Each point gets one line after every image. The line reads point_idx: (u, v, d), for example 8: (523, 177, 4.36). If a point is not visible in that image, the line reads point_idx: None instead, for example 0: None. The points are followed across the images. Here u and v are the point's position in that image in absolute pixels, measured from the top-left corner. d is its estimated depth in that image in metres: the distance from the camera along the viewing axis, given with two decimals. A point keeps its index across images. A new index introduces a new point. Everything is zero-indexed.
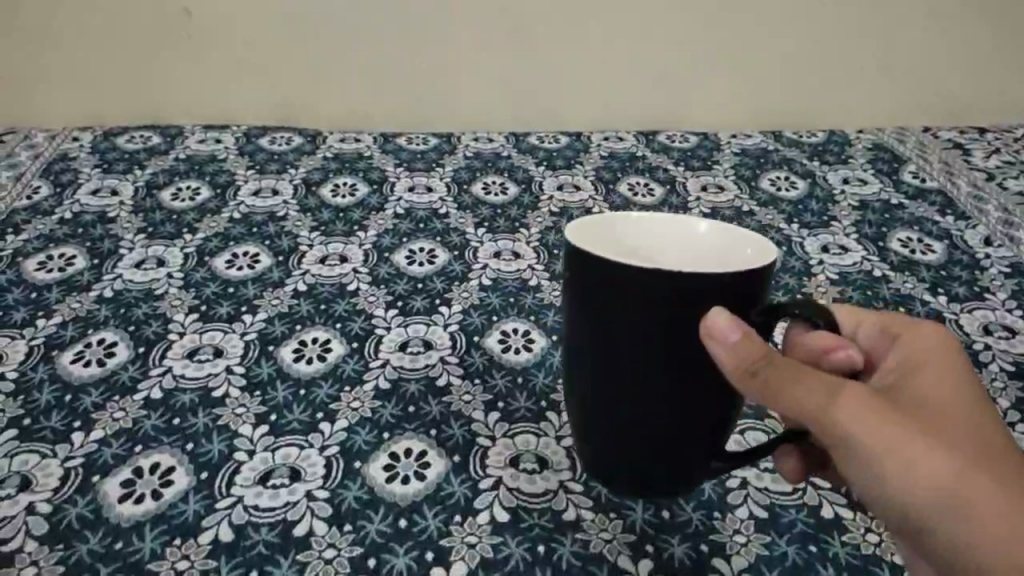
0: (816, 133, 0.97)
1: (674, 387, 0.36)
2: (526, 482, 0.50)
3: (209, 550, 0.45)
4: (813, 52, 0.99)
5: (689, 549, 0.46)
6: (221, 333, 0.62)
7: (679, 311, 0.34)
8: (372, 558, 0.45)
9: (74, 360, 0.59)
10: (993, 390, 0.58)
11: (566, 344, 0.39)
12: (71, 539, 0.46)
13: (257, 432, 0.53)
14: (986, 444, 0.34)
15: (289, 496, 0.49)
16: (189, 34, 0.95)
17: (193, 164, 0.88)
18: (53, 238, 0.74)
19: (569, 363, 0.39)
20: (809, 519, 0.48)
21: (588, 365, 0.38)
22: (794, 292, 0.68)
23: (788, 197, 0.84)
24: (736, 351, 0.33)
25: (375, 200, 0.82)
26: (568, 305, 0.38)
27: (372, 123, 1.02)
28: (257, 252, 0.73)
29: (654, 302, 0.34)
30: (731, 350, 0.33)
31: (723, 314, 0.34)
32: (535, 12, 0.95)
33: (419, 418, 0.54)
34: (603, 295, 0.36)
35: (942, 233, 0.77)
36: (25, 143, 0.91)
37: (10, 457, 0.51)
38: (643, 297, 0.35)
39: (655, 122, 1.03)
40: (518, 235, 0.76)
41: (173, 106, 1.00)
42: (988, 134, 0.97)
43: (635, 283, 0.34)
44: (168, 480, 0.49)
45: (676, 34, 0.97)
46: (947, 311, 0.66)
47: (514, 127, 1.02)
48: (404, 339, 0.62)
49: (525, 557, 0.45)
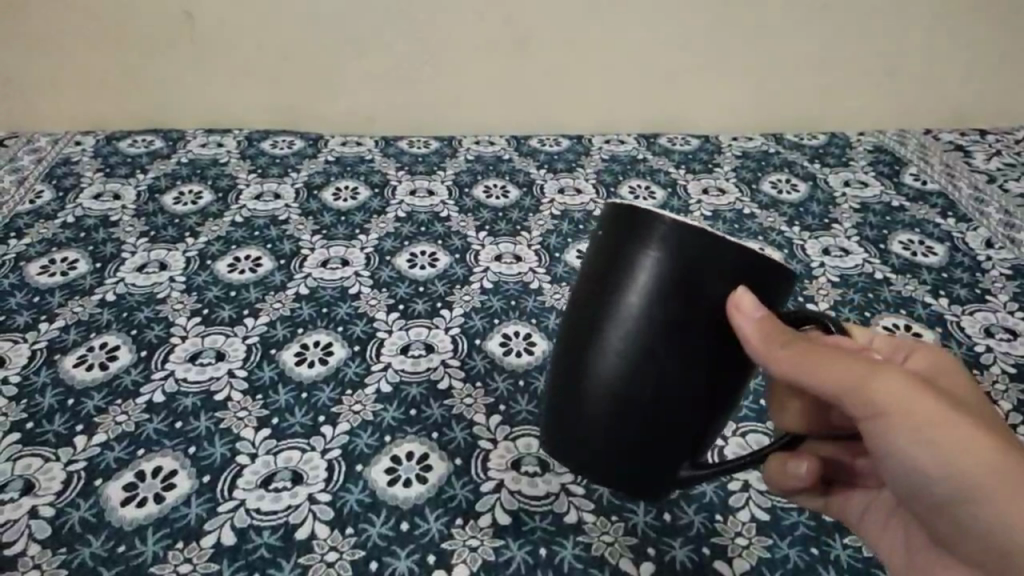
0: (817, 135, 0.98)
1: (682, 371, 0.36)
2: (529, 485, 0.50)
3: (211, 553, 0.45)
4: (813, 56, 1.00)
5: (690, 552, 0.46)
6: (223, 336, 0.62)
7: (706, 287, 0.35)
8: (375, 561, 0.45)
9: (76, 363, 0.59)
10: (994, 392, 0.58)
11: (577, 317, 0.39)
12: (75, 542, 0.46)
13: (259, 435, 0.53)
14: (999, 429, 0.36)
15: (292, 499, 0.49)
16: (193, 39, 0.96)
17: (195, 168, 0.88)
18: (56, 242, 0.74)
19: (575, 337, 0.39)
20: (812, 521, 0.48)
21: (599, 339, 0.37)
22: (795, 296, 0.68)
23: (789, 200, 0.84)
24: (761, 329, 0.34)
25: (377, 203, 0.82)
26: (589, 276, 0.38)
27: (374, 127, 1.02)
28: (260, 255, 0.73)
29: (686, 274, 0.35)
30: (757, 328, 0.34)
31: (746, 294, 0.35)
32: (537, 18, 0.95)
33: (422, 421, 0.54)
34: (634, 263, 0.36)
35: (943, 235, 0.78)
36: (27, 147, 0.91)
37: (14, 460, 0.51)
38: (678, 264, 0.35)
39: (657, 125, 1.04)
40: (520, 238, 0.76)
41: (175, 110, 1.01)
42: (989, 135, 0.97)
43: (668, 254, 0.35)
44: (171, 482, 0.50)
45: (677, 38, 0.97)
46: (949, 313, 0.66)
47: (515, 130, 1.03)
48: (406, 343, 0.62)
49: (527, 559, 0.45)
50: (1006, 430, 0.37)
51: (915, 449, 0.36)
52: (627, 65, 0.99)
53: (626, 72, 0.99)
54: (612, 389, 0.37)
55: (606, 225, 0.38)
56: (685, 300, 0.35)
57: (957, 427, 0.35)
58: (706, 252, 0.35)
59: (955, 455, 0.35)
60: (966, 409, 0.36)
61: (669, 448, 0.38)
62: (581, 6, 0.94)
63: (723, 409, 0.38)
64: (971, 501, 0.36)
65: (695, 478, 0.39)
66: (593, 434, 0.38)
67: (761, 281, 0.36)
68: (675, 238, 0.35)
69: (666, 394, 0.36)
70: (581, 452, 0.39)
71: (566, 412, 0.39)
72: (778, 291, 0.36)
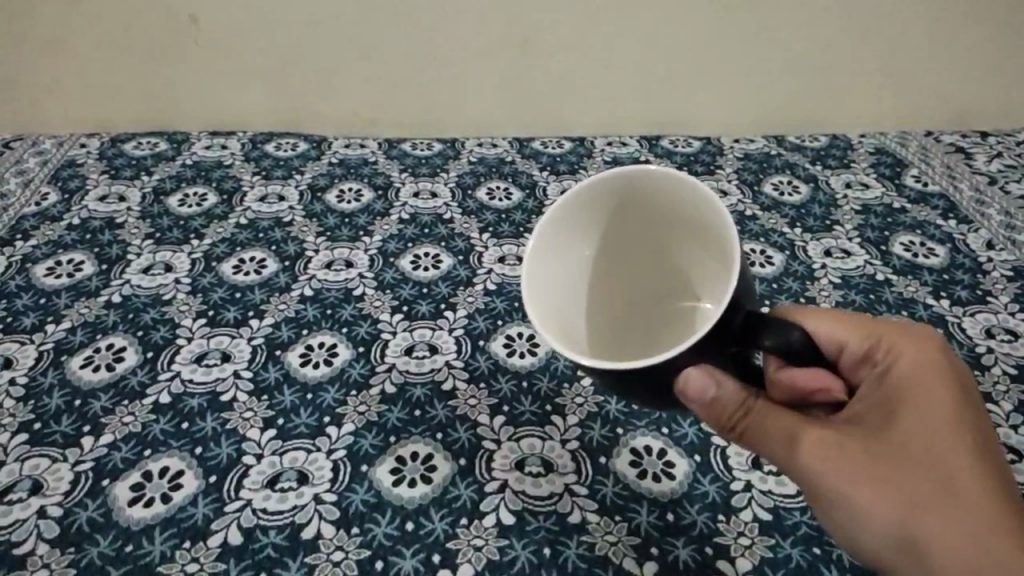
0: (818, 137, 0.98)
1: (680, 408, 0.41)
2: (532, 485, 0.50)
3: (219, 552, 0.46)
4: (813, 59, 1.00)
5: (694, 551, 0.46)
6: (228, 338, 0.63)
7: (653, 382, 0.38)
8: (380, 560, 0.46)
9: (84, 365, 0.60)
10: (996, 393, 0.58)
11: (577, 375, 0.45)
12: (82, 542, 0.46)
13: (265, 435, 0.54)
14: (941, 467, 0.37)
15: (297, 499, 0.49)
16: (197, 42, 0.96)
17: (199, 169, 0.89)
18: (61, 244, 0.75)
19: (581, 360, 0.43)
20: (815, 521, 0.48)
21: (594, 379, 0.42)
22: (797, 298, 0.68)
23: (792, 202, 0.84)
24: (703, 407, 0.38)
25: (380, 205, 0.82)
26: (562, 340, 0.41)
27: (377, 128, 1.03)
28: (265, 257, 0.73)
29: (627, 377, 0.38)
30: (704, 407, 0.38)
31: (694, 378, 0.37)
32: (540, 21, 0.95)
33: (426, 421, 0.55)
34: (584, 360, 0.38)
35: (945, 237, 0.78)
36: (33, 149, 0.92)
37: (21, 461, 0.52)
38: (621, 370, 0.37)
39: (658, 127, 1.05)
40: (523, 240, 0.77)
41: (181, 111, 1.02)
42: (990, 137, 0.97)
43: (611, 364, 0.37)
44: (178, 482, 0.50)
45: (678, 37, 0.97)
46: (950, 315, 0.67)
47: (517, 130, 1.04)
48: (410, 344, 0.62)
49: (532, 559, 0.46)
50: (948, 448, 0.37)
51: (851, 513, 0.38)
52: (629, 67, 0.99)
53: (628, 74, 1.00)
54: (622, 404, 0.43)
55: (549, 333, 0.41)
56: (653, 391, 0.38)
57: (877, 481, 0.37)
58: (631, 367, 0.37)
59: (880, 513, 0.37)
60: (902, 459, 0.37)
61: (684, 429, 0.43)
62: (583, 10, 0.94)
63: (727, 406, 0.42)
64: (914, 555, 0.37)
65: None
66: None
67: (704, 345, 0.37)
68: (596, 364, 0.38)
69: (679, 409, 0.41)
70: None
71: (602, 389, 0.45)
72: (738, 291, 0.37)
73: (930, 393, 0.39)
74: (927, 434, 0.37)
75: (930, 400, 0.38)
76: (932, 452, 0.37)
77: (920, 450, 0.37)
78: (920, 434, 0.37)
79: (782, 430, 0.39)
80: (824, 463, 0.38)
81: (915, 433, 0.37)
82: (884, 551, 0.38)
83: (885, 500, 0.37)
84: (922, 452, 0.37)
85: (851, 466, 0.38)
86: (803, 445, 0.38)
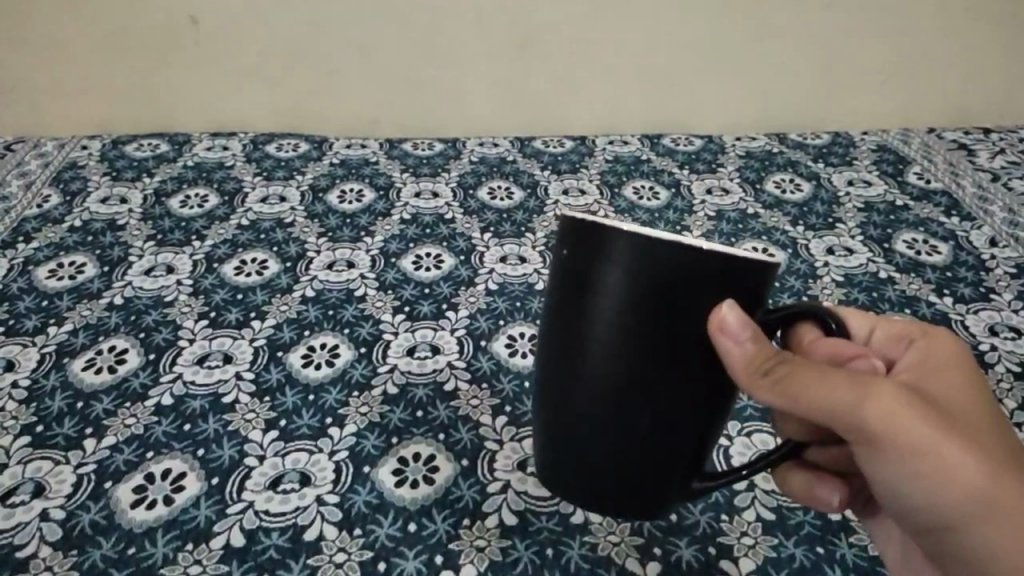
0: (821, 135, 0.98)
1: (682, 394, 0.35)
2: (534, 486, 0.50)
3: (222, 555, 0.45)
4: (814, 56, 1.00)
5: (697, 551, 0.46)
6: (230, 339, 0.63)
7: (687, 299, 0.33)
8: (383, 561, 0.45)
9: (86, 367, 0.60)
10: (999, 391, 0.58)
11: (547, 334, 0.38)
12: (85, 545, 0.46)
13: (267, 436, 0.54)
14: (997, 434, 0.36)
15: (300, 501, 0.49)
16: (198, 44, 0.96)
17: (200, 171, 0.89)
18: (63, 246, 0.75)
19: (553, 338, 0.37)
20: (818, 521, 0.48)
21: (577, 336, 0.35)
22: (800, 295, 0.68)
23: (794, 200, 0.84)
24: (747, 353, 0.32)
25: (381, 205, 0.82)
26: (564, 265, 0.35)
27: (379, 128, 1.03)
28: (266, 258, 0.73)
29: (662, 280, 0.32)
30: (741, 351, 0.32)
31: (732, 314, 0.32)
32: (540, 20, 0.95)
33: (428, 422, 0.55)
34: (605, 257, 0.33)
35: (947, 234, 0.78)
36: (36, 151, 0.92)
37: (24, 463, 0.51)
38: (650, 266, 0.32)
39: (659, 127, 1.05)
40: (524, 240, 0.77)
41: (182, 113, 1.02)
42: (993, 134, 0.97)
43: (640, 257, 0.32)
44: (181, 485, 0.50)
45: (680, 35, 0.97)
46: (954, 312, 0.66)
47: (518, 129, 1.04)
48: (412, 344, 0.62)
49: (533, 559, 0.45)
50: (998, 417, 0.36)
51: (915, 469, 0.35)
52: (630, 65, 0.99)
53: (628, 73, 1.00)
54: (593, 399, 0.36)
55: (563, 251, 0.36)
56: (667, 324, 0.33)
57: (950, 440, 0.35)
58: (688, 252, 0.32)
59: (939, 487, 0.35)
60: (966, 423, 0.36)
61: (654, 463, 0.36)
62: (584, 8, 0.94)
63: (709, 431, 0.37)
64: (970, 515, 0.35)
65: (708, 487, 0.38)
66: (593, 457, 0.37)
67: (756, 277, 0.33)
68: (646, 239, 0.32)
69: (664, 414, 0.35)
70: (575, 463, 0.38)
71: (552, 405, 0.38)
72: (766, 286, 0.34)
73: (972, 370, 0.38)
74: (979, 403, 0.37)
75: (973, 375, 0.38)
76: (986, 421, 0.36)
77: (977, 417, 0.36)
78: (975, 403, 0.36)
79: (845, 388, 0.34)
80: (898, 429, 0.34)
81: (969, 401, 0.36)
82: (938, 508, 0.36)
83: (955, 459, 0.35)
84: (978, 418, 0.36)
85: (926, 438, 0.34)
86: (870, 406, 0.34)
